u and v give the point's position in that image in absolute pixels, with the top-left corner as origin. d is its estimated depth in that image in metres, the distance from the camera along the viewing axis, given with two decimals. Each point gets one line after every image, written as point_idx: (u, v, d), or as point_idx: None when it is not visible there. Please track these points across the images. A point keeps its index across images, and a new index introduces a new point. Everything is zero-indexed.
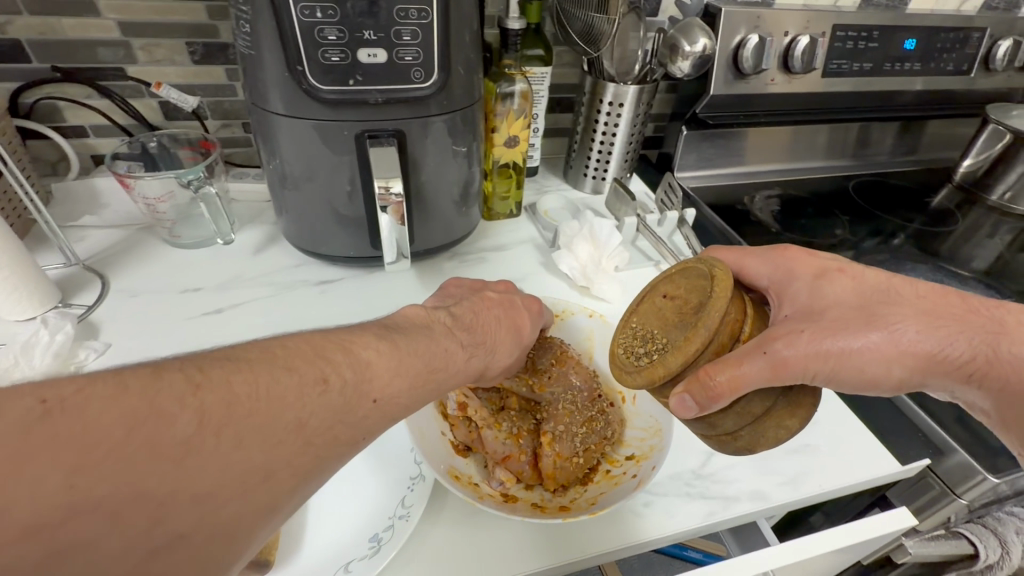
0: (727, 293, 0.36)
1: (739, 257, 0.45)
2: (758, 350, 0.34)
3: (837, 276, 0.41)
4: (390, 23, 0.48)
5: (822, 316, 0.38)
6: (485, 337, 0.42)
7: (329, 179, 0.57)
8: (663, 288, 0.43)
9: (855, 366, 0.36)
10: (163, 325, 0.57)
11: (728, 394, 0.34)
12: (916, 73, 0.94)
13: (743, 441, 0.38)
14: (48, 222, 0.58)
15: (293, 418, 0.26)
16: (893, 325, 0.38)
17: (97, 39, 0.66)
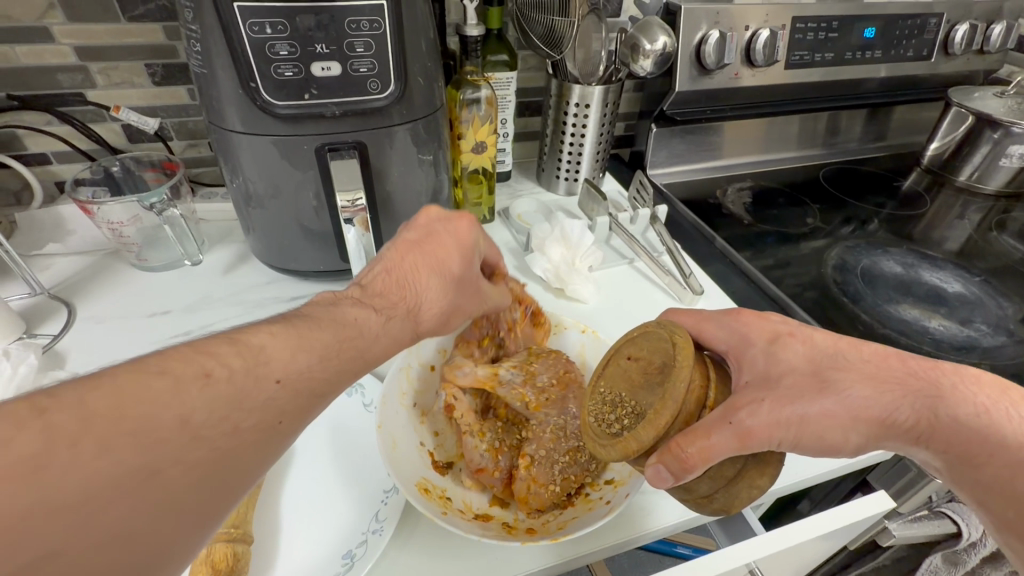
0: (690, 360, 0.37)
1: (695, 321, 0.45)
2: (724, 420, 0.34)
3: (789, 342, 0.41)
4: (342, 36, 0.48)
5: (779, 382, 0.38)
6: (404, 299, 0.42)
7: (294, 195, 0.57)
8: (626, 350, 0.44)
9: (813, 433, 0.36)
10: (126, 349, 0.57)
11: (701, 465, 0.33)
12: (878, 60, 0.95)
13: (720, 502, 0.37)
14: (9, 253, 0.57)
15: (172, 415, 0.25)
16: (842, 391, 0.37)
17: (54, 65, 0.66)
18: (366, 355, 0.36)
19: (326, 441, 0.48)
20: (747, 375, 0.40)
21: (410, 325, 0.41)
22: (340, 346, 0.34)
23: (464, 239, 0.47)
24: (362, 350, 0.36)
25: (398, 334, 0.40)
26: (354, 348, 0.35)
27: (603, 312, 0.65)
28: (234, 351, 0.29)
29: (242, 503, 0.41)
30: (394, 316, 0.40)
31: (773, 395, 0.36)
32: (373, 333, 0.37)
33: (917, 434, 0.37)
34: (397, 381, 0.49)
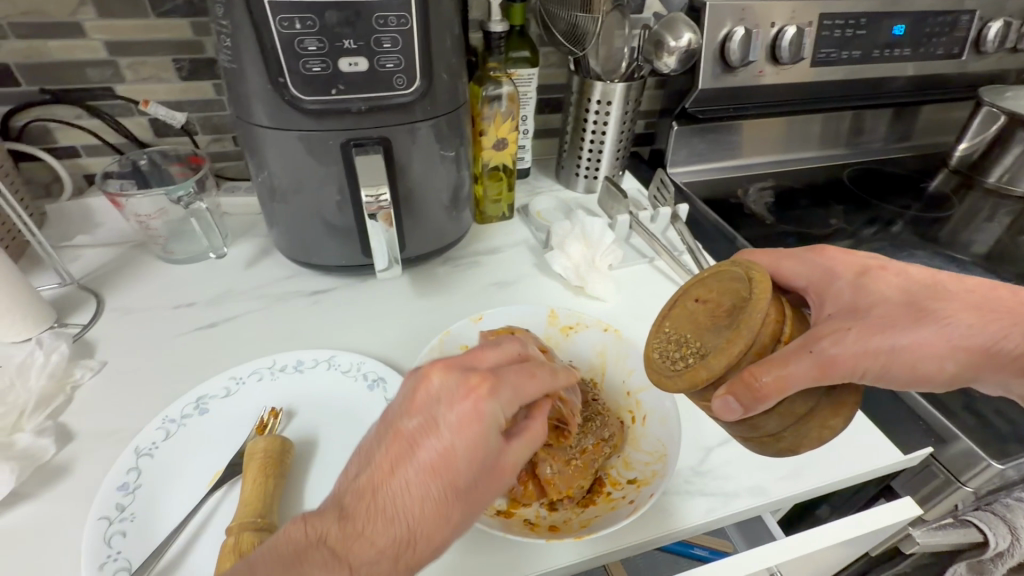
0: (767, 295, 0.36)
1: (774, 260, 0.44)
2: (804, 349, 0.34)
3: (880, 275, 0.41)
4: (370, 32, 0.48)
5: (868, 314, 0.38)
6: (390, 544, 0.30)
7: (318, 190, 0.57)
8: (694, 293, 0.43)
9: (903, 361, 0.37)
10: (154, 339, 0.58)
11: (776, 393, 0.33)
12: (906, 59, 0.93)
13: (788, 439, 0.37)
14: (42, 244, 0.59)
15: None
16: (944, 321, 0.38)
17: (84, 60, 0.67)
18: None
19: (347, 438, 0.48)
20: (832, 308, 0.40)
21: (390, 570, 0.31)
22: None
23: (468, 431, 0.32)
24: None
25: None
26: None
27: (624, 311, 0.65)
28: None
29: (270, 492, 0.42)
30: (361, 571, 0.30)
31: (860, 326, 0.37)
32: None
33: (1015, 360, 0.38)
34: None
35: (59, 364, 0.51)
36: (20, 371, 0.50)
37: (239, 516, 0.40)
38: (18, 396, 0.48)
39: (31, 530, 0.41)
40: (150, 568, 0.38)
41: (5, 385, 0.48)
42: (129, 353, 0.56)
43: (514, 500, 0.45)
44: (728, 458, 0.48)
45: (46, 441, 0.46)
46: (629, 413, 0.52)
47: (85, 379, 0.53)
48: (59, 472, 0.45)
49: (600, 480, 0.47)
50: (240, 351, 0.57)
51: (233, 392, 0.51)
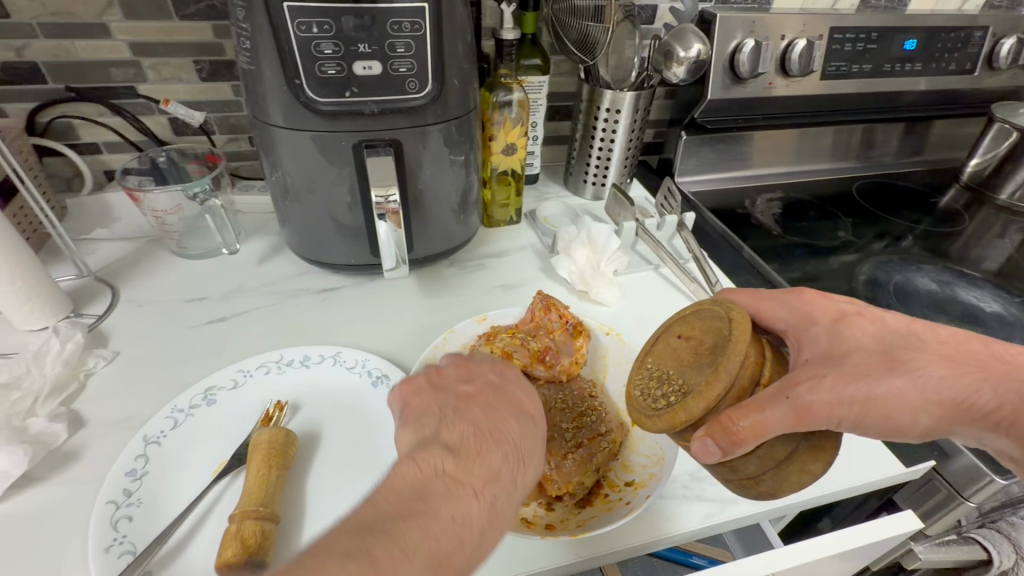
0: (746, 337, 0.37)
1: (755, 300, 0.45)
2: (782, 394, 0.34)
3: (856, 321, 0.41)
4: (384, 37, 0.49)
5: (844, 360, 0.38)
6: (506, 457, 0.36)
7: (329, 190, 0.58)
8: (678, 329, 0.43)
9: (879, 411, 0.36)
10: (166, 333, 0.59)
11: (753, 438, 0.33)
12: (918, 73, 0.93)
13: (767, 484, 0.37)
14: (61, 235, 0.60)
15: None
16: (916, 371, 0.38)
17: (109, 60, 0.69)
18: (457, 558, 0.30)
19: (347, 434, 0.49)
20: (808, 354, 0.40)
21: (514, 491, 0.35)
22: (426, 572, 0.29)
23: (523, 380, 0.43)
24: (454, 556, 0.30)
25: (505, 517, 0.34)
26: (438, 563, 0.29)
27: (627, 316, 0.66)
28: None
29: (273, 483, 0.42)
30: (496, 489, 0.34)
31: (841, 371, 0.37)
32: (471, 527, 0.31)
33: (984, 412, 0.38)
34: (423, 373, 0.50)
35: (74, 353, 0.53)
36: (36, 357, 0.51)
37: (243, 504, 0.41)
38: (34, 382, 0.49)
39: (40, 512, 0.42)
40: (156, 551, 0.39)
41: (21, 371, 0.50)
42: (142, 344, 0.57)
43: None
44: None
45: (58, 427, 0.47)
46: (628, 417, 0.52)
47: (98, 368, 0.54)
48: (69, 458, 0.46)
49: (599, 482, 0.47)
50: (248, 346, 0.58)
51: (241, 384, 0.52)
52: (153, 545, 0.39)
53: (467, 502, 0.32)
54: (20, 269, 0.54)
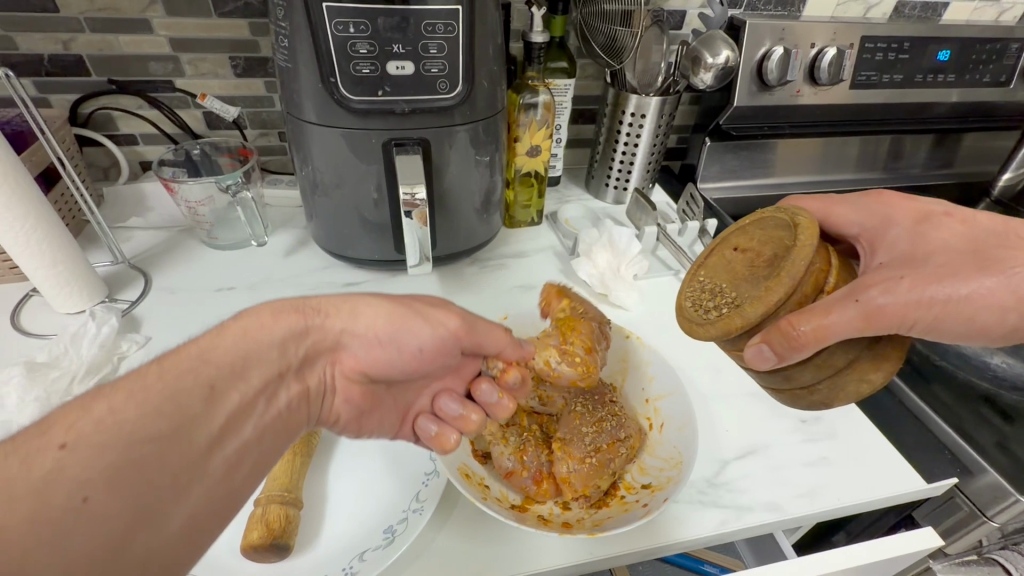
0: (813, 242, 0.36)
1: (824, 206, 0.44)
2: (850, 298, 0.34)
3: (943, 222, 0.39)
4: (418, 37, 0.51)
5: (926, 262, 0.37)
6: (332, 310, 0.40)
7: (357, 187, 0.59)
8: (737, 244, 0.42)
9: (961, 312, 0.36)
10: (195, 320, 0.61)
11: (814, 343, 0.33)
12: (950, 84, 0.92)
13: (822, 393, 0.38)
14: (100, 223, 0.62)
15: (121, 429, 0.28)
16: (1010, 270, 0.36)
17: (149, 55, 0.71)
18: (205, 358, 0.33)
19: None
20: (884, 258, 0.39)
21: (290, 307, 0.38)
22: (165, 368, 0.32)
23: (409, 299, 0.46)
24: (196, 355, 0.33)
25: (281, 321, 0.37)
26: (179, 361, 0.32)
27: (646, 321, 0.66)
28: (118, 390, 0.30)
29: (296, 471, 0.44)
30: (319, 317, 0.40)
31: (918, 273, 0.36)
32: (212, 334, 0.35)
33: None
34: None
35: (109, 336, 0.55)
36: (73, 339, 0.53)
37: (268, 489, 0.42)
38: (71, 362, 0.52)
39: None
40: None
41: (59, 352, 0.52)
42: (172, 331, 0.59)
43: (529, 498, 0.46)
44: (744, 471, 0.48)
45: None
46: (647, 421, 0.53)
47: (130, 352, 0.56)
48: None
49: (615, 483, 0.48)
50: None
51: None
52: None
53: (229, 330, 0.35)
54: (61, 254, 0.57)
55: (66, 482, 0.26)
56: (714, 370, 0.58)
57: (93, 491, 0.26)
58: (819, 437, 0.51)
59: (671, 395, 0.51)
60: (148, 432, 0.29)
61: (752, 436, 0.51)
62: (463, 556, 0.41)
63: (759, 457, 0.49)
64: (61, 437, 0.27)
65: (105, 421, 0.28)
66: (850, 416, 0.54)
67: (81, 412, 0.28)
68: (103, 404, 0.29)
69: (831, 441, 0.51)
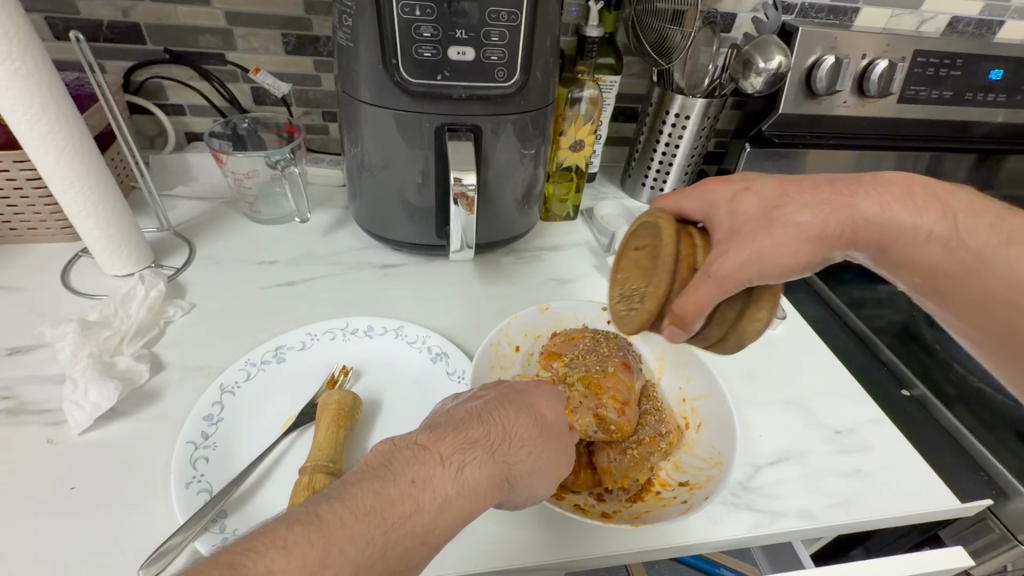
0: (670, 235, 0.38)
1: (670, 199, 0.43)
2: (704, 273, 0.36)
3: (744, 196, 0.40)
4: (481, 24, 0.51)
5: (742, 228, 0.38)
6: (505, 457, 0.35)
7: (403, 170, 0.60)
8: (631, 243, 0.44)
9: (785, 261, 0.36)
10: (237, 291, 0.62)
11: (694, 314, 0.36)
12: (999, 104, 0.90)
13: (732, 340, 0.40)
14: (150, 189, 0.64)
15: (326, 553, 0.26)
16: (785, 218, 0.38)
17: (203, 27, 0.72)
18: (425, 536, 0.30)
19: (408, 407, 0.51)
20: (718, 236, 0.39)
21: (498, 477, 0.34)
22: (387, 538, 0.28)
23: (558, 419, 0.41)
24: (419, 529, 0.30)
25: (486, 499, 0.33)
26: (406, 536, 0.29)
27: None
28: (344, 559, 0.26)
29: (341, 443, 0.45)
30: (495, 449, 0.35)
31: (739, 242, 0.37)
32: (435, 499, 0.31)
33: (843, 238, 0.38)
34: (487, 355, 0.52)
35: (157, 300, 0.56)
36: (123, 301, 0.54)
37: (313, 458, 0.43)
38: (122, 322, 0.53)
39: (127, 443, 0.45)
40: (231, 493, 0.41)
41: (110, 312, 0.53)
42: (216, 299, 0.60)
43: (565, 487, 0.47)
44: (777, 477, 0.48)
45: (143, 367, 0.50)
46: (683, 421, 0.53)
47: (176, 317, 0.57)
48: (151, 396, 0.49)
49: (650, 479, 0.48)
50: (313, 310, 0.61)
51: (308, 347, 0.55)
52: (228, 487, 0.41)
53: (423, 455, 0.32)
54: (115, 218, 0.58)
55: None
56: (748, 376, 0.58)
57: None
58: (852, 449, 0.51)
59: (709, 396, 0.51)
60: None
61: (786, 443, 0.51)
62: (500, 536, 0.42)
63: (792, 464, 0.50)
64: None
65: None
66: (887, 431, 0.53)
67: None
68: (312, 558, 0.26)
69: (868, 454, 0.51)
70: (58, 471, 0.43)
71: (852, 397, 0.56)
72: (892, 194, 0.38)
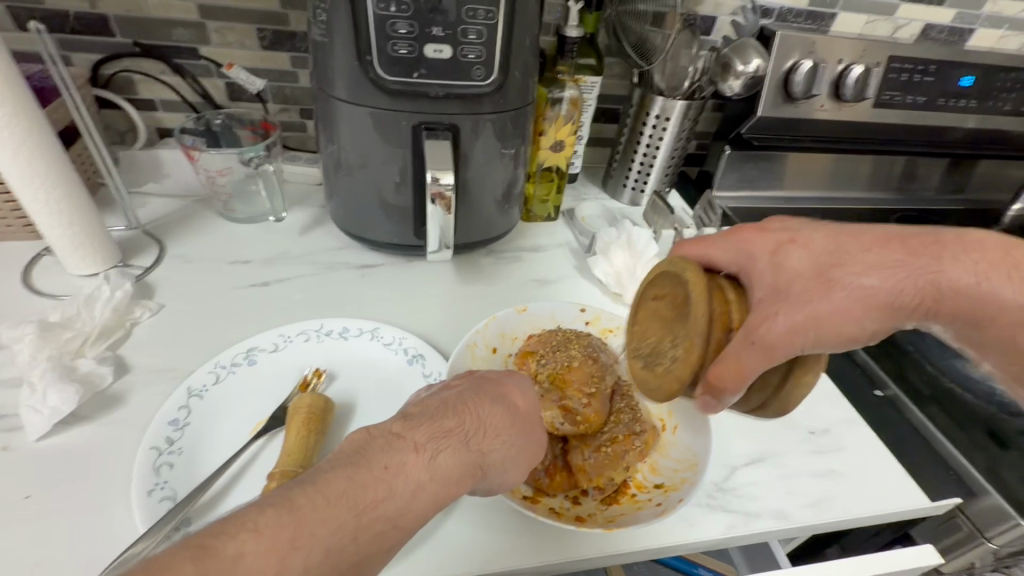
0: (704, 294, 0.36)
1: (701, 248, 0.42)
2: (747, 340, 0.34)
3: (790, 249, 0.38)
4: (458, 21, 0.50)
5: (790, 288, 0.36)
6: (479, 447, 0.34)
7: (381, 169, 0.59)
8: (653, 291, 0.43)
9: (841, 328, 0.34)
10: (208, 291, 0.60)
11: (734, 382, 0.34)
12: (971, 110, 0.92)
13: (773, 407, 0.38)
14: (117, 186, 0.62)
15: (295, 536, 0.25)
16: (849, 280, 0.35)
17: (175, 20, 0.70)
18: (398, 520, 0.29)
19: (381, 411, 0.50)
20: (759, 294, 0.37)
21: (473, 465, 0.33)
22: (358, 522, 0.27)
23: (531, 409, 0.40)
24: (392, 514, 0.29)
25: (461, 486, 0.33)
26: (378, 519, 0.28)
27: None
28: (315, 540, 0.26)
29: (314, 446, 0.44)
30: (469, 438, 0.34)
31: (789, 303, 0.35)
32: (407, 485, 0.30)
33: (922, 309, 0.34)
34: (463, 357, 0.52)
35: (123, 301, 0.54)
36: (87, 301, 0.52)
37: (281, 464, 0.41)
38: (84, 324, 0.51)
39: (88, 449, 0.43)
40: (196, 499, 0.40)
41: (72, 313, 0.51)
42: (186, 300, 0.59)
43: (540, 490, 0.46)
44: (752, 478, 0.49)
45: (105, 369, 0.48)
46: (660, 422, 0.53)
47: (143, 319, 0.55)
48: (115, 400, 0.48)
49: (626, 482, 0.48)
50: (287, 311, 0.59)
51: (280, 349, 0.54)
52: (192, 493, 0.40)
53: (399, 443, 0.31)
54: (81, 215, 0.56)
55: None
56: None
57: None
58: (826, 449, 0.52)
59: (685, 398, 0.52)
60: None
61: (761, 444, 0.51)
62: (474, 540, 0.41)
63: (767, 465, 0.50)
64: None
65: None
66: (860, 432, 0.54)
67: (275, 567, 0.24)
68: (282, 540, 0.25)
69: (842, 455, 0.51)
70: (11, 480, 0.41)
71: (828, 398, 0.57)
72: (990, 262, 0.33)
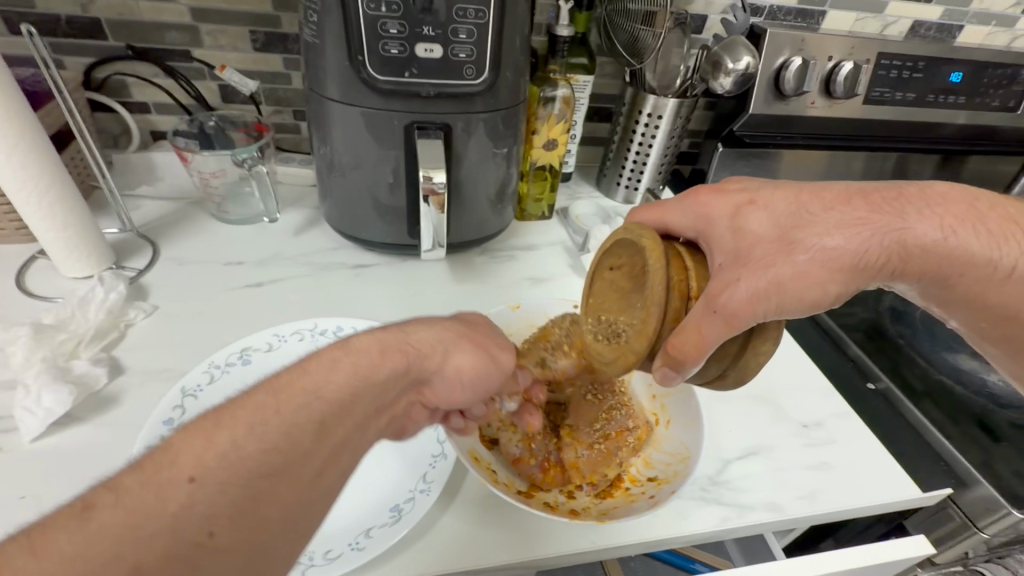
0: (663, 261, 0.36)
1: (656, 215, 0.41)
2: (709, 309, 0.34)
3: (751, 211, 0.38)
4: (449, 21, 0.51)
5: (751, 254, 0.36)
6: (399, 329, 0.37)
7: (374, 169, 0.59)
8: (608, 260, 0.44)
9: (806, 291, 0.34)
10: (202, 292, 0.60)
11: (695, 354, 0.34)
12: (960, 106, 0.92)
13: (731, 375, 0.38)
14: (111, 189, 0.62)
15: (217, 421, 0.27)
16: (813, 243, 0.35)
17: (168, 23, 0.70)
18: (320, 391, 0.30)
19: None
20: (719, 259, 0.37)
21: (394, 343, 0.35)
22: (277, 398, 0.29)
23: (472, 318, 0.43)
24: (311, 387, 0.30)
25: (386, 358, 0.34)
26: (298, 393, 0.30)
27: None
28: (237, 419, 0.28)
29: None
30: (387, 326, 0.37)
31: (751, 268, 0.35)
32: (321, 364, 0.32)
33: (888, 267, 0.36)
34: None
35: (117, 303, 0.54)
36: (81, 304, 0.53)
37: None
38: (79, 326, 0.51)
39: (83, 451, 0.43)
40: None
41: (67, 315, 0.51)
42: (180, 301, 0.59)
43: (534, 484, 0.47)
44: (745, 472, 0.49)
45: (100, 371, 0.49)
46: (653, 416, 0.54)
47: (137, 320, 0.55)
48: (110, 402, 0.48)
49: (620, 476, 0.49)
50: (281, 311, 0.60)
51: (275, 349, 0.54)
52: None
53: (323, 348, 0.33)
54: (75, 218, 0.56)
55: (195, 518, 0.25)
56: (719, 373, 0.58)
57: (203, 470, 0.25)
58: (819, 441, 0.52)
59: (677, 391, 0.52)
60: (267, 467, 0.27)
61: (755, 437, 0.52)
62: (468, 535, 0.42)
63: (760, 458, 0.50)
64: (189, 469, 0.25)
65: (229, 455, 0.26)
66: (853, 425, 0.54)
67: (200, 444, 0.26)
68: (206, 424, 0.27)
69: (835, 447, 0.52)
70: (5, 481, 0.41)
71: (820, 392, 0.57)
72: (953, 216, 0.36)
